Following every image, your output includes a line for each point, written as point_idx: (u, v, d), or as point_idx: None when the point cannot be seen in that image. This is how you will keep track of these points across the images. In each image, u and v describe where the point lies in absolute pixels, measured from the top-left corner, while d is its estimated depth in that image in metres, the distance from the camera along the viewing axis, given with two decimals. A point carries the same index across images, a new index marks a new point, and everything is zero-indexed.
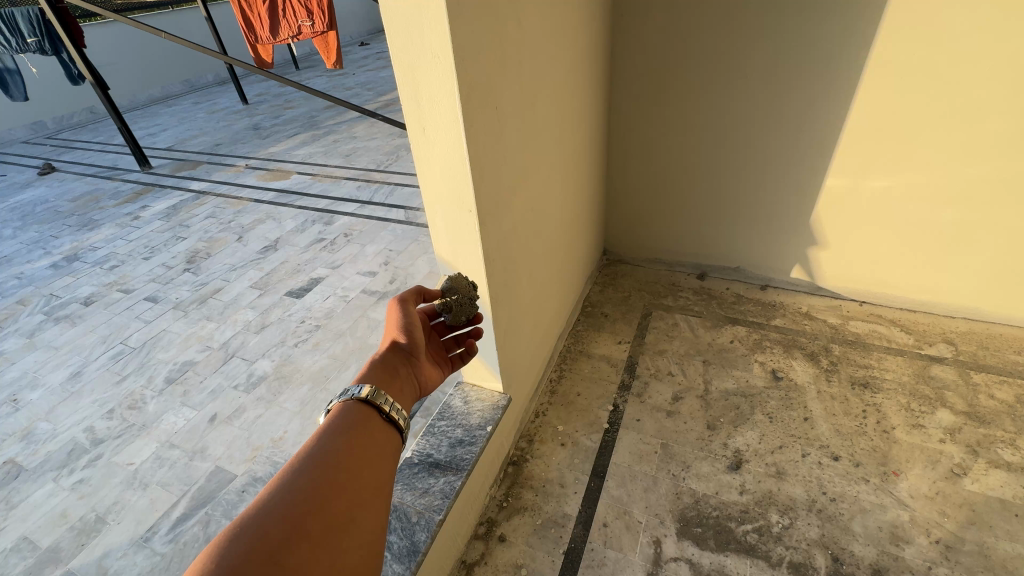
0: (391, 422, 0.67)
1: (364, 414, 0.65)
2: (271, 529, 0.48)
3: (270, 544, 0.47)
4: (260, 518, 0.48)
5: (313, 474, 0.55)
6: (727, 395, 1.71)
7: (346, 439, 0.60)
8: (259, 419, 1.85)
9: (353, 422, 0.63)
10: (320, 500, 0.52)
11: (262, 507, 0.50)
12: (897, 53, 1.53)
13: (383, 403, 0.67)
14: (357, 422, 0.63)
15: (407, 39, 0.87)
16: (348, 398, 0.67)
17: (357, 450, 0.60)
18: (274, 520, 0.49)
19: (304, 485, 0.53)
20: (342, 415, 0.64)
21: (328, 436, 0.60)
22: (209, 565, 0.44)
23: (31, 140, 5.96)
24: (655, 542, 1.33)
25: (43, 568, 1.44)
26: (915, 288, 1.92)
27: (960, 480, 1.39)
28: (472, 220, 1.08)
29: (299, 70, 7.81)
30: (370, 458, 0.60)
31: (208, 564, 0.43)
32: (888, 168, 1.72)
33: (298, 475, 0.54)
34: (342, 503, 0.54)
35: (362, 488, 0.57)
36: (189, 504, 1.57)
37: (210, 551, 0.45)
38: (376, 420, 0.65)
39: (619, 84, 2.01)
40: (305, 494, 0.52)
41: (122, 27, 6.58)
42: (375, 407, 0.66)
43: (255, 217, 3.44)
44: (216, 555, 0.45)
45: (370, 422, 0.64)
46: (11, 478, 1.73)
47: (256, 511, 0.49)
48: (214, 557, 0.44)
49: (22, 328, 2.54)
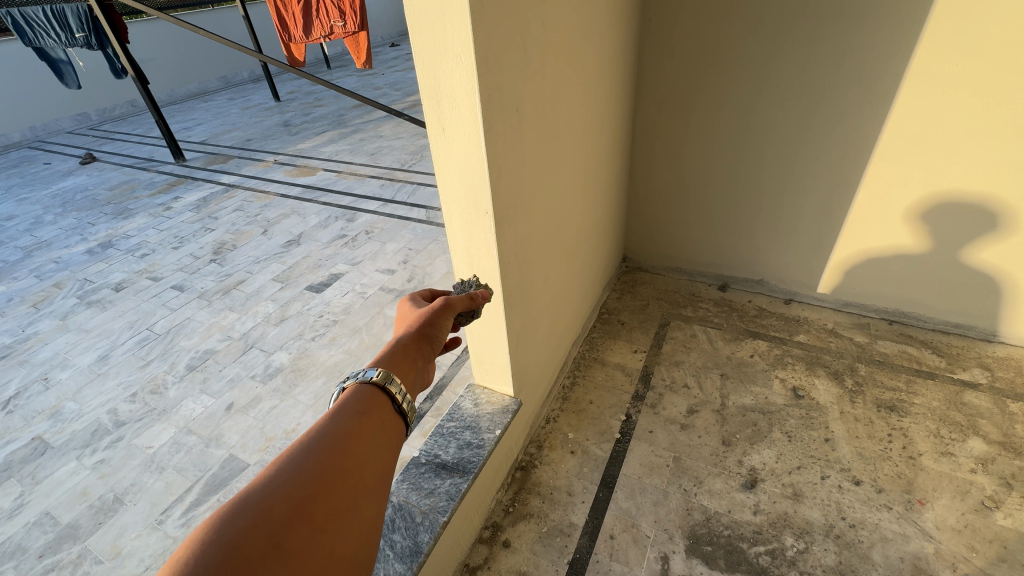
0: (401, 413, 0.65)
1: (375, 401, 0.63)
2: (275, 508, 0.47)
3: (273, 522, 0.46)
4: (265, 495, 0.48)
5: (322, 455, 0.54)
6: (744, 411, 1.66)
7: (358, 423, 0.59)
8: (273, 410, 1.87)
9: (365, 407, 0.61)
10: (325, 483, 0.51)
11: (268, 484, 0.49)
12: (937, 64, 1.47)
13: (396, 393, 0.65)
14: (369, 406, 0.62)
15: (430, 37, 0.87)
16: (362, 380, 0.65)
17: (368, 435, 0.59)
18: (278, 498, 0.48)
19: (312, 465, 0.52)
20: (354, 398, 0.62)
21: (340, 417, 0.59)
22: (211, 535, 0.43)
23: (75, 131, 6.23)
24: (663, 558, 1.30)
25: (62, 544, 1.49)
26: (948, 308, 1.84)
27: (991, 513, 1.32)
28: (489, 222, 1.08)
29: (331, 69, 7.97)
30: (379, 446, 0.59)
31: (210, 535, 0.43)
32: (924, 183, 1.65)
33: (307, 455, 0.53)
34: (346, 488, 0.53)
35: (368, 475, 0.56)
36: (202, 490, 1.60)
37: (214, 520, 0.45)
38: (387, 409, 0.64)
39: (645, 90, 1.98)
40: (312, 474, 0.51)
41: (164, 24, 6.83)
42: (388, 395, 0.65)
43: (281, 212, 3.51)
44: (219, 526, 0.44)
45: (381, 409, 0.63)
46: (37, 454, 1.79)
47: (263, 486, 0.49)
48: (217, 528, 0.44)
49: (56, 309, 2.65)
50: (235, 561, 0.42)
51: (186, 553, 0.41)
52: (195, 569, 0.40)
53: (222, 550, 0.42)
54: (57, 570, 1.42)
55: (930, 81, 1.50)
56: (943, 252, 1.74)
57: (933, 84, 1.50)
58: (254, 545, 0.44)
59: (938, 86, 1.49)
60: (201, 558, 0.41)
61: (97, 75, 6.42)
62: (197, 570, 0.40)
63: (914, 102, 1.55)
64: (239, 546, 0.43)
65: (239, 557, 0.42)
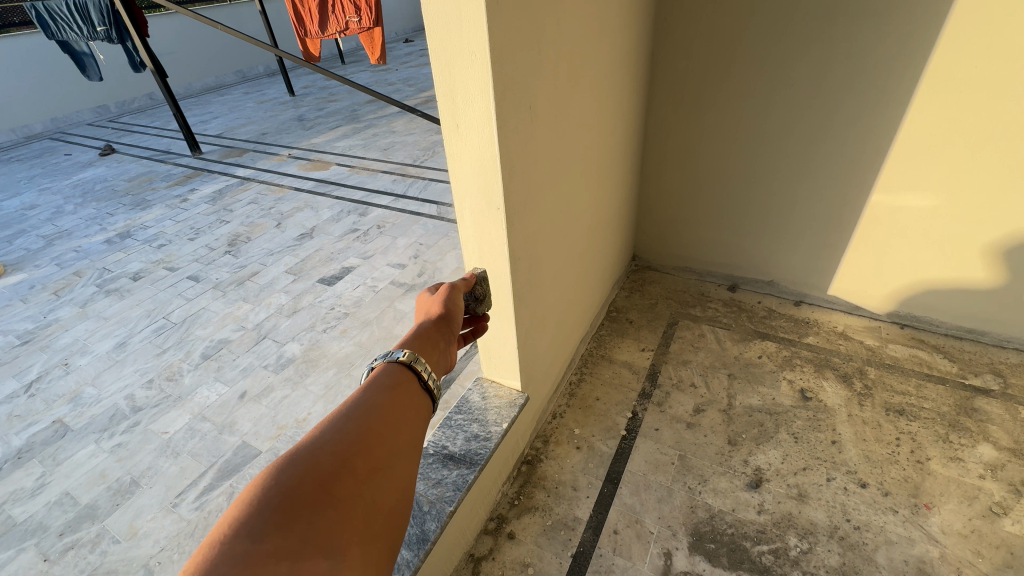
0: (426, 388, 0.67)
1: (403, 376, 0.65)
2: (322, 461, 0.49)
3: (321, 472, 0.48)
4: (313, 451, 0.50)
5: (362, 419, 0.56)
6: (751, 411, 1.67)
7: (391, 394, 0.61)
8: (285, 399, 1.91)
9: (395, 380, 0.64)
10: (366, 442, 0.53)
11: (315, 441, 0.52)
12: (955, 65, 1.45)
13: (423, 371, 0.67)
14: (399, 380, 0.64)
15: (446, 35, 0.89)
16: (390, 359, 0.68)
17: (402, 404, 0.61)
18: (324, 452, 0.50)
19: (352, 426, 0.54)
20: (385, 374, 0.65)
21: (374, 389, 0.61)
22: (267, 482, 0.46)
23: (95, 122, 6.35)
24: (666, 554, 1.31)
25: (81, 523, 1.54)
26: (962, 313, 1.82)
27: (998, 519, 1.31)
28: (500, 218, 1.09)
29: (345, 65, 8.02)
30: (412, 414, 0.61)
31: (266, 481, 0.46)
32: (939, 187, 1.64)
33: (347, 418, 0.56)
34: (385, 448, 0.55)
35: (405, 439, 0.57)
36: (215, 475, 1.64)
37: (270, 470, 0.47)
38: (414, 385, 0.65)
39: (659, 88, 1.98)
40: (353, 434, 0.54)
41: (182, 18, 6.91)
42: (414, 372, 0.67)
43: (294, 205, 3.56)
44: (274, 476, 0.47)
45: (410, 383, 0.65)
46: (58, 437, 1.85)
47: (310, 444, 0.51)
48: (272, 476, 0.46)
49: (76, 297, 2.72)
50: (290, 503, 0.44)
51: (245, 497, 0.44)
52: (253, 510, 0.43)
53: (277, 493, 0.45)
54: (77, 548, 1.47)
55: (947, 83, 1.48)
56: (957, 257, 1.72)
57: (951, 86, 1.48)
58: (306, 490, 0.46)
59: (956, 88, 1.47)
60: (258, 501, 0.44)
61: (117, 68, 6.53)
62: (255, 511, 0.43)
63: (931, 104, 1.53)
64: (293, 491, 0.45)
65: (292, 500, 0.45)
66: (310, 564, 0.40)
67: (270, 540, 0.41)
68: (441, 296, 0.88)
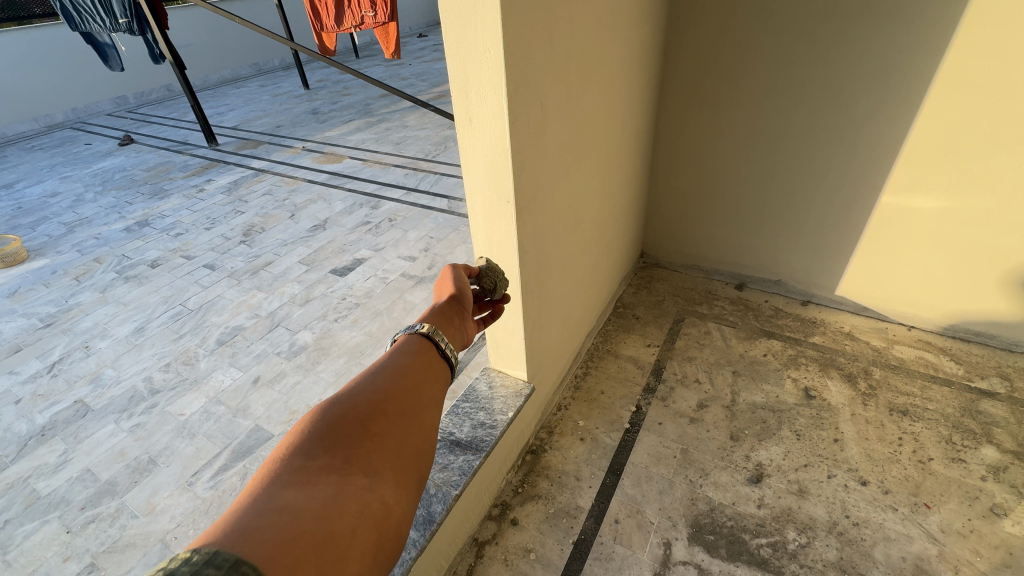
0: (446, 358, 0.71)
1: (426, 342, 0.71)
2: (359, 404, 0.57)
3: (359, 412, 0.56)
4: (351, 395, 0.58)
5: (393, 374, 0.63)
6: (755, 408, 1.68)
7: (418, 354, 0.68)
8: (297, 385, 1.96)
9: (420, 344, 0.70)
10: (396, 391, 0.61)
11: (353, 389, 0.59)
12: (968, 68, 1.45)
13: (441, 341, 0.71)
14: (423, 344, 0.70)
15: (462, 31, 0.91)
16: (411, 332, 0.72)
17: (427, 364, 0.68)
18: (361, 398, 0.58)
19: (384, 378, 0.62)
20: (410, 340, 0.71)
21: (402, 351, 0.68)
22: (314, 418, 0.54)
23: (115, 113, 6.47)
24: (665, 544, 1.34)
25: (101, 498, 1.60)
26: (970, 316, 1.82)
27: (998, 520, 1.32)
28: (510, 211, 1.12)
29: (359, 59, 8.08)
30: (435, 374, 0.68)
31: (314, 417, 0.54)
32: (949, 189, 1.64)
33: (380, 372, 0.63)
34: (413, 398, 0.61)
35: (430, 392, 0.64)
36: (229, 456, 1.70)
37: (316, 409, 0.55)
38: (434, 353, 0.70)
39: (671, 86, 1.99)
40: (385, 384, 0.61)
41: (200, 11, 7.00)
42: (433, 341, 0.71)
43: (307, 197, 3.62)
44: (319, 413, 0.55)
45: (432, 349, 0.70)
46: (79, 416, 1.92)
47: (348, 390, 0.59)
48: (319, 413, 0.54)
49: (96, 282, 2.80)
50: (333, 434, 0.52)
51: (297, 428, 0.52)
52: (304, 437, 0.51)
53: (324, 426, 0.53)
54: (97, 522, 1.53)
55: (960, 85, 1.48)
56: (967, 259, 1.72)
57: (963, 88, 1.48)
58: (345, 425, 0.54)
59: (969, 90, 1.47)
60: (308, 431, 0.52)
61: (136, 59, 6.64)
62: (305, 438, 0.51)
63: (943, 106, 1.53)
64: (335, 425, 0.53)
65: (336, 431, 0.53)
66: (352, 479, 0.48)
67: (318, 459, 0.49)
68: (450, 276, 0.90)
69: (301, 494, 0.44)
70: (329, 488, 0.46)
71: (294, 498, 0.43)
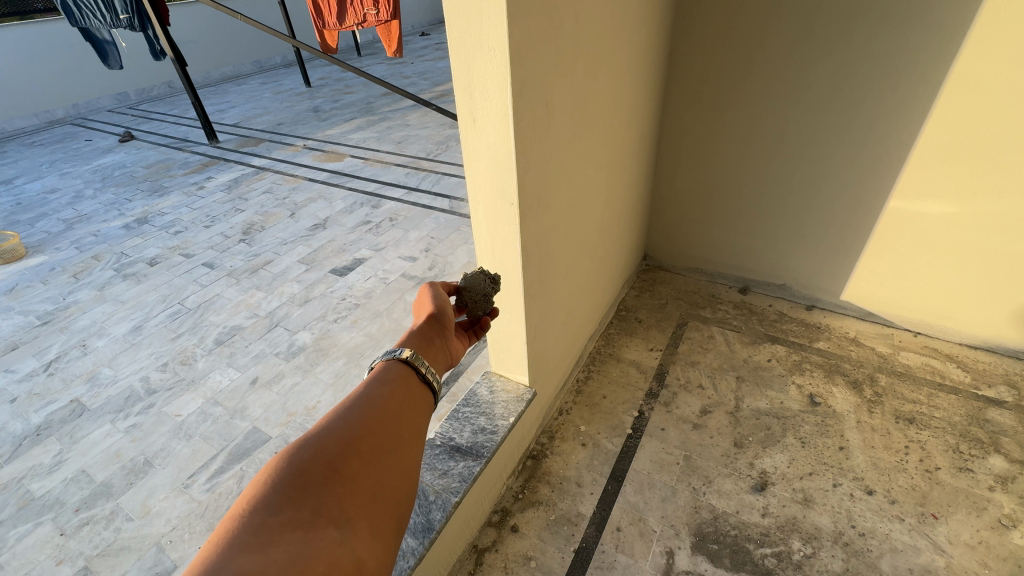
0: (428, 383, 0.70)
1: (404, 370, 0.69)
2: (330, 444, 0.55)
3: (330, 454, 0.54)
4: (321, 435, 0.55)
5: (367, 407, 0.61)
6: (759, 415, 1.66)
7: (395, 384, 0.66)
8: (295, 386, 1.94)
9: (399, 371, 0.68)
10: (371, 428, 0.58)
11: (324, 427, 0.57)
12: (979, 71, 1.42)
13: (421, 365, 0.70)
14: (402, 371, 0.68)
15: (467, 30, 0.89)
16: (390, 357, 0.71)
17: (405, 394, 0.66)
18: (333, 437, 0.55)
19: (359, 413, 0.59)
20: (388, 367, 0.69)
21: (378, 380, 0.66)
22: (281, 464, 0.52)
23: (115, 109, 6.45)
24: (668, 553, 1.32)
25: (96, 500, 1.58)
26: (978, 323, 1.79)
27: (1007, 532, 1.30)
28: (514, 214, 1.10)
29: (361, 57, 8.05)
30: (414, 403, 0.66)
31: (280, 463, 0.52)
32: (957, 195, 1.61)
33: (353, 406, 0.61)
34: (389, 434, 0.59)
35: (408, 426, 0.62)
36: (226, 458, 1.68)
37: (284, 453, 0.53)
38: (414, 379, 0.69)
39: (677, 86, 1.97)
40: (359, 421, 0.59)
41: (202, 8, 6.97)
42: (413, 367, 0.70)
43: (308, 196, 3.60)
44: (287, 457, 0.52)
45: (412, 375, 0.69)
46: (75, 416, 1.90)
47: (318, 429, 0.56)
48: (286, 458, 0.52)
49: (94, 280, 2.77)
50: (300, 482, 0.50)
51: (261, 477, 0.50)
52: (269, 488, 0.49)
53: (291, 473, 0.50)
54: (92, 524, 1.51)
55: (970, 89, 1.46)
56: (975, 265, 1.69)
57: (974, 92, 1.45)
58: (314, 470, 0.51)
59: (979, 94, 1.45)
60: (274, 480, 0.50)
61: (138, 56, 6.62)
62: (271, 489, 0.49)
63: (952, 110, 1.50)
64: (303, 470, 0.51)
65: (304, 479, 0.50)
66: (321, 534, 0.46)
67: (283, 514, 0.46)
68: (429, 295, 0.89)
69: (262, 557, 0.42)
70: (294, 547, 0.44)
71: (254, 563, 0.41)
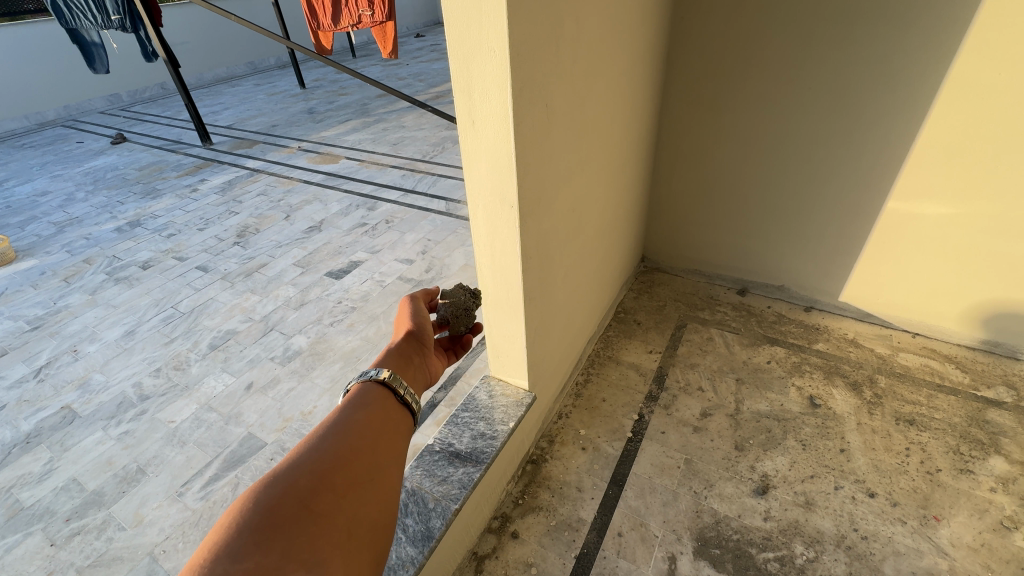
0: (406, 405, 0.74)
1: (380, 393, 0.73)
2: (301, 480, 0.56)
3: (301, 490, 0.55)
4: (292, 471, 0.57)
5: (339, 438, 0.63)
6: (759, 417, 1.65)
7: (370, 411, 0.69)
8: (291, 391, 1.92)
9: (373, 399, 0.71)
10: (342, 461, 0.60)
11: (293, 464, 0.58)
12: (977, 73, 1.42)
13: (398, 387, 0.75)
14: (376, 398, 0.71)
15: (467, 29, 0.87)
16: (366, 379, 0.74)
17: (376, 423, 0.68)
18: (303, 472, 0.57)
19: (329, 447, 0.61)
20: (361, 393, 0.72)
21: (353, 407, 0.69)
22: (249, 504, 0.52)
23: (107, 111, 6.39)
24: (670, 558, 1.30)
25: (87, 509, 1.55)
26: (976, 323, 1.79)
27: (1009, 534, 1.29)
28: (513, 217, 1.08)
29: (355, 58, 8.03)
30: (388, 431, 0.68)
31: (248, 504, 0.52)
32: (955, 195, 1.61)
33: (325, 439, 0.63)
34: (361, 465, 0.62)
35: (381, 455, 0.64)
36: (221, 465, 1.65)
37: (251, 493, 0.54)
38: (391, 400, 0.73)
39: (675, 87, 1.96)
40: (330, 454, 0.60)
41: (196, 9, 6.92)
42: (391, 388, 0.74)
43: (303, 198, 3.57)
44: (256, 496, 0.53)
45: (387, 400, 0.72)
46: (65, 423, 1.86)
47: (289, 465, 0.58)
48: (254, 499, 0.53)
49: (86, 284, 2.74)
50: (271, 522, 0.51)
51: (229, 519, 0.50)
52: (237, 531, 0.49)
53: (260, 514, 0.51)
54: (83, 534, 1.48)
55: (968, 91, 1.46)
56: (974, 265, 1.69)
57: (972, 93, 1.45)
58: (285, 509, 0.53)
59: (978, 95, 1.45)
60: (242, 521, 0.50)
61: (130, 57, 6.56)
62: (239, 532, 0.49)
63: (951, 111, 1.50)
64: (274, 509, 0.52)
65: (273, 518, 0.51)
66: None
67: (253, 556, 0.47)
68: (410, 314, 0.96)
69: None
70: None
71: None
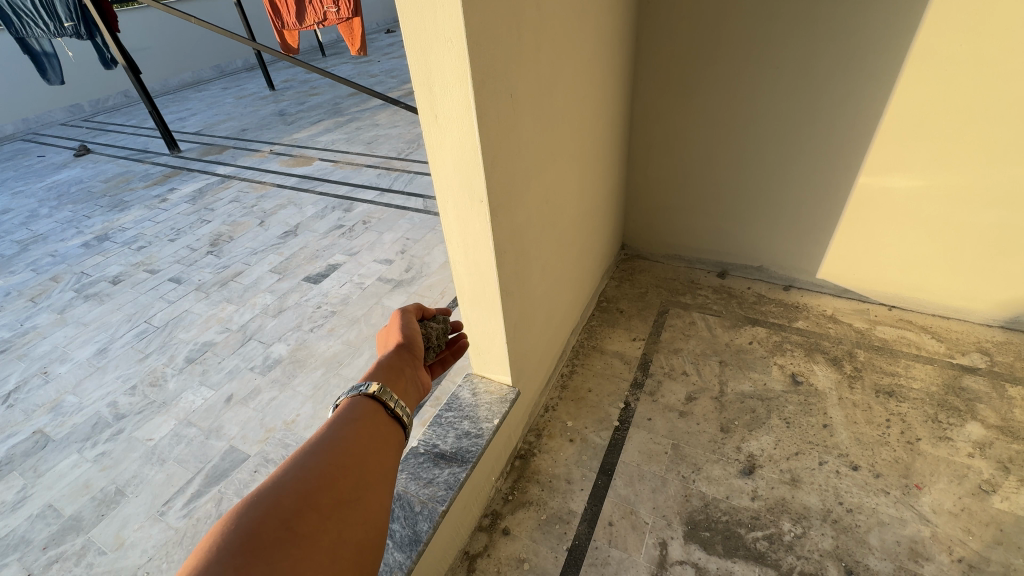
0: (396, 418, 0.73)
1: (370, 408, 0.71)
2: (286, 501, 0.54)
3: (285, 511, 0.53)
4: (275, 492, 0.54)
5: (325, 454, 0.61)
6: (743, 398, 1.66)
7: (357, 426, 0.67)
8: (273, 401, 1.88)
9: (360, 414, 0.69)
10: (328, 480, 0.58)
11: (278, 483, 0.56)
12: (939, 44, 1.44)
13: (389, 400, 0.73)
14: (364, 413, 0.69)
15: (422, 21, 0.84)
16: (356, 393, 0.72)
17: (364, 438, 0.66)
18: (287, 493, 0.55)
19: (315, 464, 0.59)
20: (351, 408, 0.70)
21: (341, 422, 0.67)
22: (229, 527, 0.50)
23: (69, 122, 6.18)
24: (661, 544, 1.31)
25: (65, 536, 1.50)
26: (948, 293, 1.83)
27: (988, 497, 1.32)
28: (483, 212, 1.06)
29: (325, 57, 7.85)
30: (377, 446, 0.66)
31: (228, 527, 0.49)
32: (922, 167, 1.64)
33: (310, 456, 0.60)
34: (348, 483, 0.59)
35: (370, 473, 0.63)
36: (203, 481, 1.61)
37: (232, 513, 0.51)
38: (382, 415, 0.71)
39: (645, 72, 1.95)
40: (316, 473, 0.58)
41: (154, 11, 6.68)
42: (381, 402, 0.72)
43: (276, 203, 3.49)
44: (236, 517, 0.51)
45: (375, 415, 0.70)
46: (38, 448, 1.80)
47: (273, 485, 0.55)
48: (234, 521, 0.50)
49: (54, 303, 2.65)
50: (251, 547, 0.48)
51: (207, 544, 0.48)
52: (216, 555, 0.46)
53: (241, 536, 0.49)
54: (61, 562, 1.43)
55: (931, 62, 1.47)
56: (943, 234, 1.72)
57: (935, 66, 1.47)
58: (267, 532, 0.50)
59: (940, 66, 1.46)
60: (222, 544, 0.47)
61: (88, 65, 6.31)
62: (218, 555, 0.46)
63: (915, 83, 1.52)
64: (255, 532, 0.49)
65: (257, 541, 0.49)
66: None
67: None
68: (398, 323, 0.93)
69: None
70: None
71: None
